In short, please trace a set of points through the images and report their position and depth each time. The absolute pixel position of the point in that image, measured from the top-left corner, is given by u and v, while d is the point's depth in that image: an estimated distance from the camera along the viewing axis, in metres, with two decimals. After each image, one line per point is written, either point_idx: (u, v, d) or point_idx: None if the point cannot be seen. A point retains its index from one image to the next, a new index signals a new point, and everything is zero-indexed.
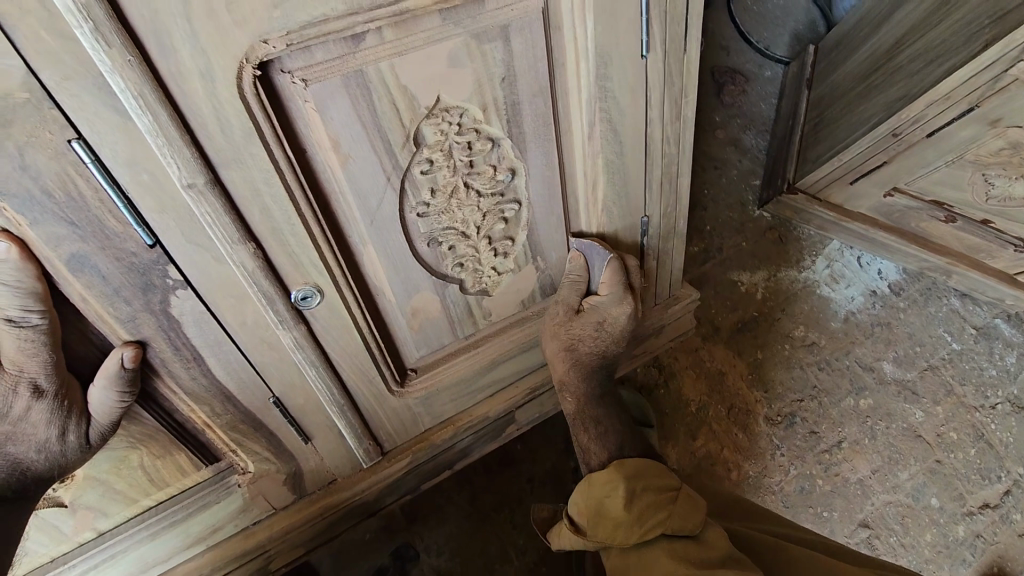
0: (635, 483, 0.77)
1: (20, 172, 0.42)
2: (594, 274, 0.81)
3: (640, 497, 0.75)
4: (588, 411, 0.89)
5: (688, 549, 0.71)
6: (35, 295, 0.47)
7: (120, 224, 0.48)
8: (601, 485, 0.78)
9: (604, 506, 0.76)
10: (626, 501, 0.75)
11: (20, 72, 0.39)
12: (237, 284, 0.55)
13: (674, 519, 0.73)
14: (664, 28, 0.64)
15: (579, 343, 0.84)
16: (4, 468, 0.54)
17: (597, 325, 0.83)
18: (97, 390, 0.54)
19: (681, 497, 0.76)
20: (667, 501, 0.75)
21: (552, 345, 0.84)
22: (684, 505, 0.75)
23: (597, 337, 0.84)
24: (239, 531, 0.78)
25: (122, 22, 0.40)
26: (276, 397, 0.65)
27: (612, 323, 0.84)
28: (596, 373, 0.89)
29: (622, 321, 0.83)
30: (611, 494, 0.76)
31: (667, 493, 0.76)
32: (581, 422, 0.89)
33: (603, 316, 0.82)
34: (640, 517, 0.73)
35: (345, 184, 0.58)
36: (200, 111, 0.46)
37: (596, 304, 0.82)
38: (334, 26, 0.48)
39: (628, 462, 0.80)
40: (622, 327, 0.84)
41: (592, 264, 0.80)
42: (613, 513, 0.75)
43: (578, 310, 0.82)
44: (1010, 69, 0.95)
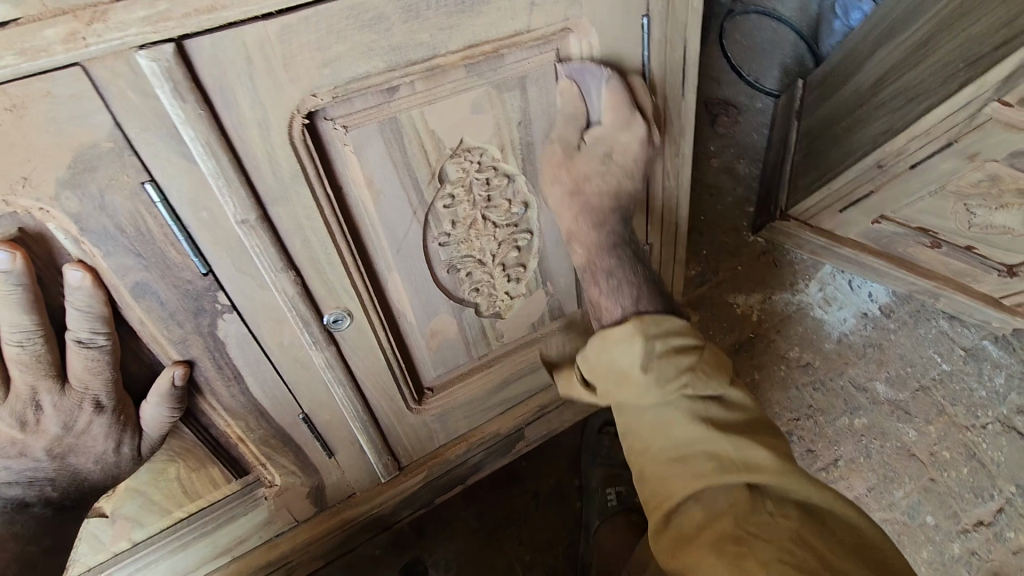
0: (657, 336, 0.64)
1: (99, 211, 0.48)
2: (594, 107, 0.69)
3: (660, 352, 0.63)
4: (597, 259, 0.74)
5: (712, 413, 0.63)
6: (102, 318, 0.52)
7: (180, 256, 0.53)
8: (617, 339, 0.65)
9: (619, 371, 0.65)
10: (648, 362, 0.63)
11: (107, 126, 0.45)
12: (277, 309, 0.61)
13: (696, 383, 0.64)
14: (664, 76, 0.70)
15: (587, 183, 0.71)
16: (63, 478, 0.59)
17: (604, 158, 0.71)
18: (150, 406, 0.59)
19: (706, 354, 0.66)
20: (692, 370, 0.64)
21: (555, 194, 0.71)
22: (709, 367, 0.65)
23: (605, 173, 0.72)
24: (263, 543, 0.81)
25: (196, 82, 0.46)
26: (305, 414, 0.70)
27: (619, 152, 0.71)
28: (610, 216, 0.74)
29: (636, 148, 0.71)
30: (629, 353, 0.64)
31: (691, 351, 0.65)
32: (591, 273, 0.75)
33: (610, 148, 0.70)
34: (660, 376, 0.62)
35: (375, 217, 0.64)
36: (255, 156, 0.52)
37: (599, 136, 0.69)
38: (373, 81, 0.54)
39: (649, 315, 0.66)
40: (634, 158, 0.72)
41: (589, 95, 0.68)
42: (630, 375, 0.64)
43: (580, 146, 0.70)
44: (984, 109, 1.02)
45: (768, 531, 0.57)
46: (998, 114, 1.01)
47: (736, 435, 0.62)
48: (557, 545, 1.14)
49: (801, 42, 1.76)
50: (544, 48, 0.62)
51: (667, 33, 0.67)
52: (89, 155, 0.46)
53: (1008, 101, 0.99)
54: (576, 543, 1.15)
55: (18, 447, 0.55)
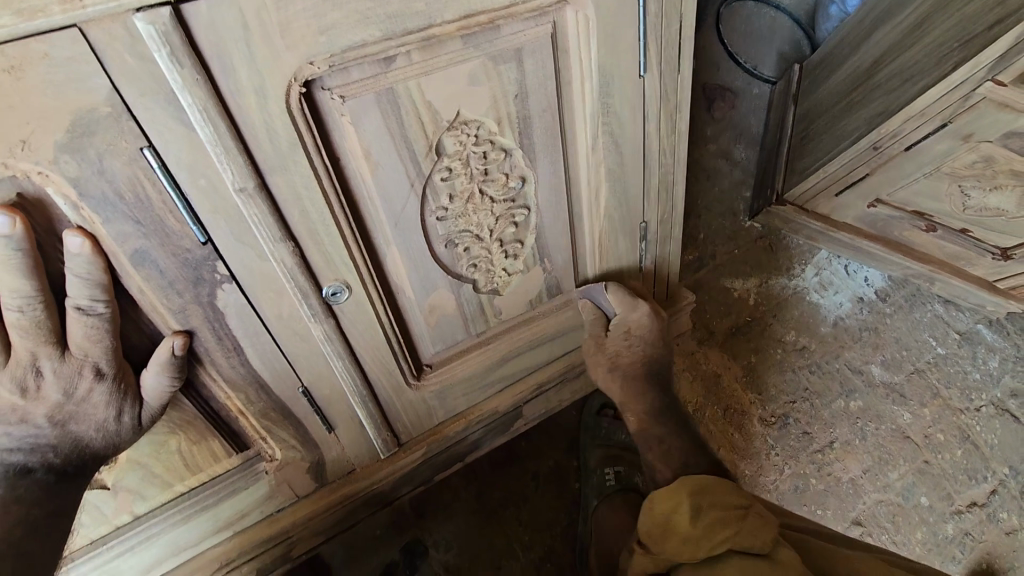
0: (701, 497, 0.77)
1: (98, 176, 0.48)
2: (603, 305, 0.92)
3: (706, 512, 0.75)
4: (649, 425, 0.94)
5: (761, 566, 0.69)
6: (101, 286, 0.53)
7: (178, 223, 0.53)
8: (667, 504, 0.78)
9: (671, 522, 0.76)
10: (693, 513, 0.75)
11: (105, 89, 0.45)
12: (275, 279, 0.61)
13: (742, 536, 0.72)
14: (660, 51, 0.71)
15: (621, 356, 0.95)
16: (64, 446, 0.59)
17: (626, 333, 0.93)
18: (151, 374, 0.59)
19: (751, 518, 0.74)
20: (734, 517, 0.74)
21: (601, 375, 0.97)
22: (755, 523, 0.74)
23: (631, 344, 0.94)
24: (263, 518, 0.82)
25: (193, 47, 0.47)
26: (304, 387, 0.70)
27: (637, 326, 0.93)
28: (648, 385, 0.96)
29: (646, 320, 0.92)
30: (678, 509, 0.77)
31: (735, 512, 0.75)
32: (645, 441, 0.94)
33: (628, 324, 0.92)
34: (707, 531, 0.73)
35: (373, 190, 0.64)
36: (253, 123, 0.52)
37: (618, 321, 0.92)
38: (370, 49, 0.54)
39: (696, 478, 0.81)
40: (648, 326, 0.93)
41: (600, 299, 0.91)
42: (679, 528, 0.75)
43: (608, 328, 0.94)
44: (978, 88, 1.03)
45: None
46: (992, 94, 1.01)
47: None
48: (555, 525, 1.16)
49: (798, 29, 1.75)
50: (540, 20, 0.63)
51: (663, 6, 0.67)
52: (87, 118, 0.46)
53: (1002, 81, 1.00)
54: (574, 523, 1.16)
55: (18, 413, 0.55)
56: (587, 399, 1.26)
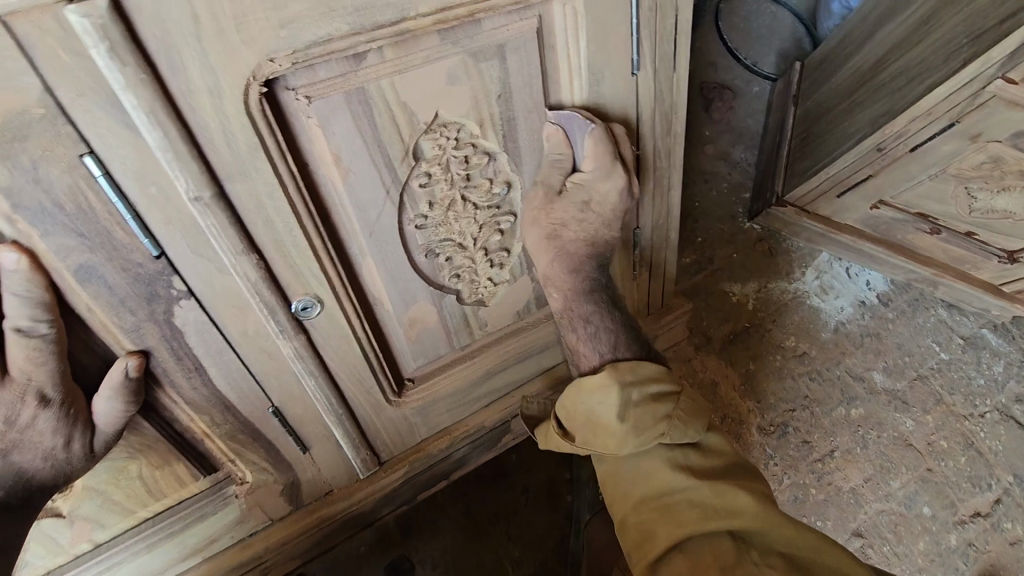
0: (632, 386, 0.71)
1: (34, 186, 0.44)
2: (577, 150, 0.69)
3: (637, 406, 0.71)
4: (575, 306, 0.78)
5: (688, 458, 0.71)
6: (44, 304, 0.48)
7: (128, 236, 0.49)
8: (590, 392, 0.72)
9: (597, 418, 0.71)
10: (620, 407, 0.70)
11: (37, 89, 0.41)
12: (239, 295, 0.57)
13: (672, 429, 0.71)
14: (654, 47, 0.66)
15: (564, 231, 0.72)
16: (8, 477, 0.54)
17: (584, 206, 0.71)
18: (103, 398, 0.55)
19: (681, 403, 0.73)
20: (665, 410, 0.71)
21: (534, 237, 0.72)
22: (684, 410, 0.72)
23: (585, 221, 0.72)
24: (235, 542, 0.78)
25: (136, 43, 0.42)
26: (275, 407, 0.66)
27: (600, 202, 0.72)
28: (586, 264, 0.77)
29: (614, 198, 0.72)
30: (608, 400, 0.71)
31: (667, 399, 0.73)
32: (569, 318, 0.79)
33: (591, 196, 0.71)
34: (637, 427, 0.70)
35: (345, 197, 0.60)
36: (208, 126, 0.48)
37: (584, 183, 0.70)
38: (337, 46, 0.50)
39: (623, 363, 0.74)
40: (612, 207, 0.73)
41: (573, 141, 0.69)
42: (606, 423, 0.71)
43: (563, 190, 0.70)
44: (988, 86, 0.98)
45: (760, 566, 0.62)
46: (1002, 92, 0.97)
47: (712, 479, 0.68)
48: (546, 541, 1.11)
49: (798, 25, 1.69)
50: (525, 14, 0.58)
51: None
52: (18, 122, 0.42)
53: (1013, 78, 0.95)
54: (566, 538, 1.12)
55: None
56: None
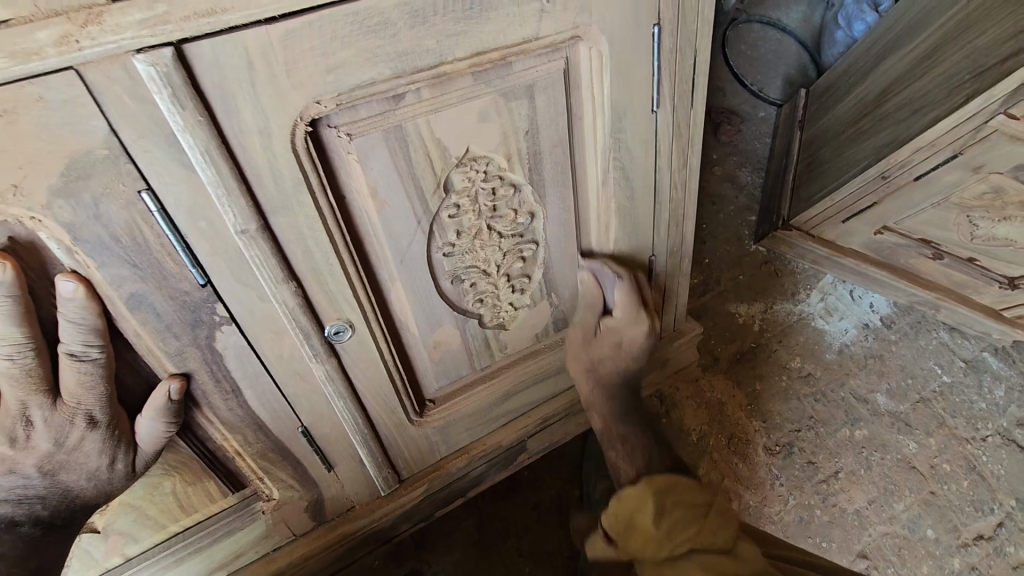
0: (665, 496, 0.76)
1: (93, 220, 0.46)
2: (607, 296, 0.83)
3: (669, 512, 0.73)
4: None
5: (720, 562, 0.66)
6: (96, 331, 0.51)
7: (177, 266, 0.51)
8: (631, 495, 0.77)
9: (634, 521, 0.74)
10: (655, 514, 0.73)
11: (102, 131, 0.43)
12: (277, 321, 0.59)
13: (703, 535, 0.70)
14: (673, 86, 0.69)
15: (601, 364, 0.88)
16: (53, 496, 0.56)
17: (616, 345, 0.87)
18: (145, 421, 0.57)
19: (712, 513, 0.73)
20: (695, 515, 0.72)
21: (575, 371, 0.88)
22: (715, 519, 0.72)
23: (615, 356, 0.88)
24: (259, 558, 0.79)
25: (196, 88, 0.45)
26: (304, 427, 0.68)
27: (629, 342, 0.87)
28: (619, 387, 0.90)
29: (640, 339, 0.87)
30: (642, 508, 0.75)
31: (698, 505, 0.74)
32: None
33: (620, 338, 0.86)
34: (668, 530, 0.71)
35: (379, 227, 0.62)
36: (256, 163, 0.50)
37: (612, 326, 0.84)
38: (379, 88, 0.53)
39: (658, 475, 0.80)
40: (639, 345, 0.88)
41: (587, 65, 0.63)
42: (642, 526, 0.73)
43: (596, 333, 0.86)
44: (991, 121, 1.01)
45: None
46: (1004, 127, 1.00)
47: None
48: (557, 557, 1.13)
49: (804, 53, 1.76)
50: (553, 56, 0.61)
51: (677, 42, 0.66)
52: (83, 162, 0.44)
53: (1015, 114, 0.99)
54: (576, 555, 1.13)
55: (7, 463, 0.53)
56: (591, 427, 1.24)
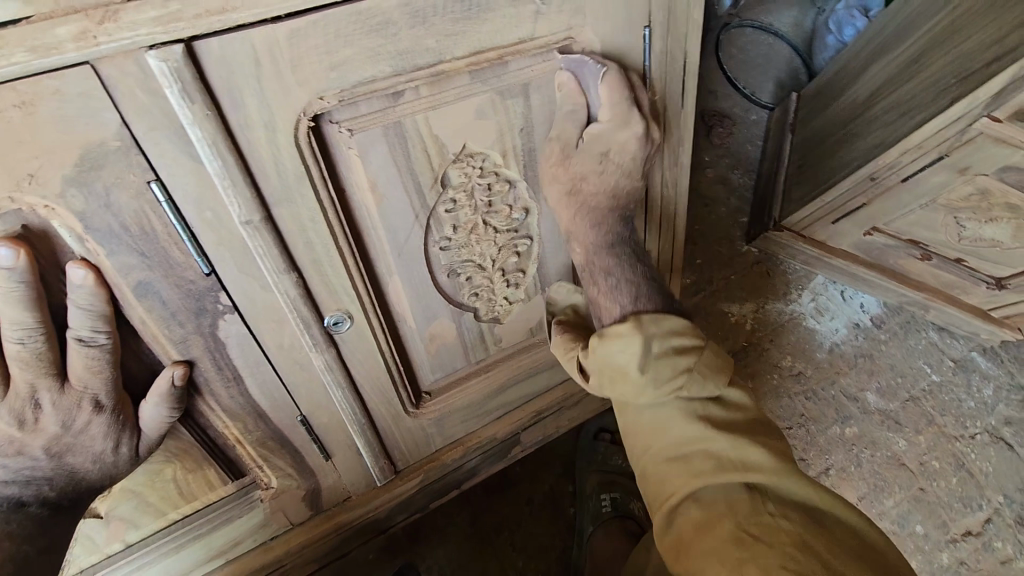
0: (656, 335, 0.66)
1: (104, 209, 0.48)
2: None
3: (662, 357, 0.65)
4: (603, 302, 0.75)
5: (712, 416, 0.66)
6: (103, 317, 0.52)
7: (183, 255, 0.53)
8: (616, 338, 0.66)
9: (619, 368, 0.66)
10: (642, 358, 0.64)
11: (115, 124, 0.45)
12: (278, 311, 0.61)
13: (694, 381, 0.66)
14: (664, 86, 0.72)
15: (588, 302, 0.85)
16: (61, 477, 0.58)
17: None
18: (149, 406, 0.59)
19: (706, 354, 0.68)
20: (690, 357, 0.67)
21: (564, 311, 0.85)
22: (709, 362, 0.68)
23: None
24: (257, 546, 0.80)
25: (204, 83, 0.47)
26: (303, 416, 0.70)
27: None
28: None
29: None
30: (631, 353, 0.65)
31: (691, 352, 0.67)
32: (590, 271, 0.76)
33: None
34: (658, 375, 0.65)
35: (378, 220, 0.64)
36: (261, 156, 0.52)
37: None
38: (379, 85, 0.55)
39: (648, 316, 0.68)
40: None
41: (586, 88, 0.66)
42: (627, 372, 0.66)
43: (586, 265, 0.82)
44: (975, 124, 1.04)
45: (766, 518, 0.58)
46: (989, 130, 1.02)
47: (737, 437, 0.64)
48: (551, 551, 1.15)
49: (796, 57, 1.79)
50: (548, 56, 0.63)
51: (668, 44, 0.68)
52: (95, 153, 0.46)
53: (998, 117, 1.01)
54: (571, 548, 1.15)
55: (15, 445, 0.54)
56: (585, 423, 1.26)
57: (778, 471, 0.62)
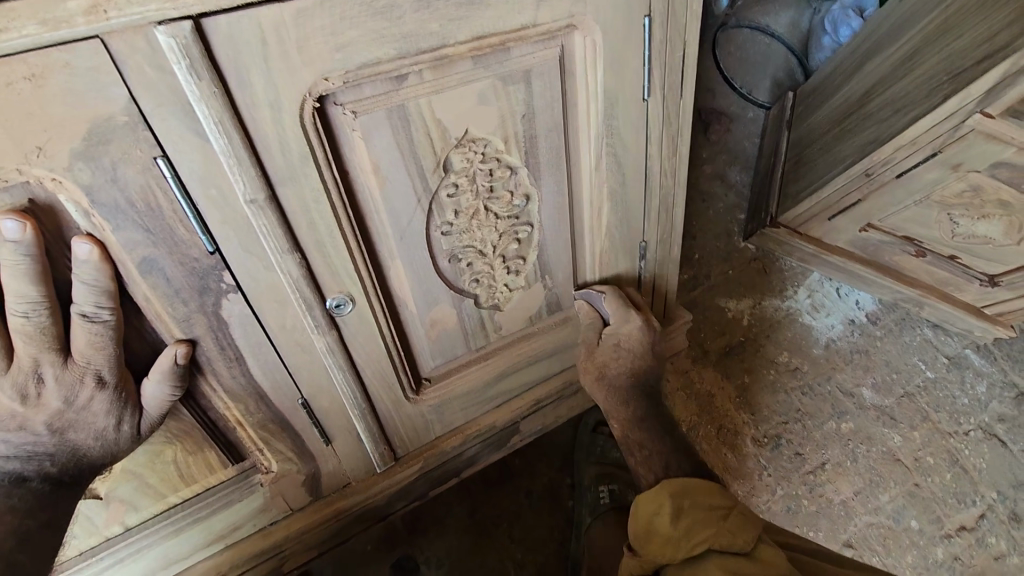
0: (684, 497, 0.78)
1: (110, 183, 0.48)
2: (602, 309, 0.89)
3: (687, 514, 0.76)
4: None
5: (745, 566, 0.72)
6: (108, 293, 0.53)
7: (188, 232, 0.53)
8: (648, 500, 0.79)
9: (652, 523, 0.77)
10: (673, 515, 0.76)
11: (123, 99, 0.46)
12: (281, 291, 0.61)
13: (724, 536, 0.74)
14: (664, 75, 0.73)
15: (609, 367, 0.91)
16: (62, 454, 0.58)
17: (617, 346, 0.90)
18: (152, 384, 0.59)
19: (733, 516, 0.76)
20: (715, 518, 0.76)
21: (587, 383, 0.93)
22: (738, 522, 0.75)
23: (621, 359, 0.91)
24: (256, 531, 0.81)
25: (211, 60, 0.47)
26: (304, 398, 0.70)
27: (627, 340, 0.90)
28: (632, 391, 0.92)
29: (638, 332, 0.88)
30: (659, 510, 0.77)
31: (718, 509, 0.77)
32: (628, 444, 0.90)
33: (619, 338, 0.89)
34: (686, 533, 0.75)
35: (381, 204, 0.65)
36: (266, 136, 0.53)
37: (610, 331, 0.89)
38: (384, 67, 0.55)
39: (677, 478, 0.81)
40: (640, 341, 0.90)
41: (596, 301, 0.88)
42: (663, 531, 0.76)
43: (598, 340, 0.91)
44: (967, 121, 1.05)
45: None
46: (980, 126, 1.04)
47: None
48: (549, 543, 1.15)
49: (792, 58, 1.80)
50: (550, 42, 0.64)
51: (667, 34, 0.69)
52: (103, 127, 0.46)
53: (990, 113, 1.02)
54: (568, 541, 1.15)
55: (18, 420, 0.54)
56: (583, 416, 1.27)
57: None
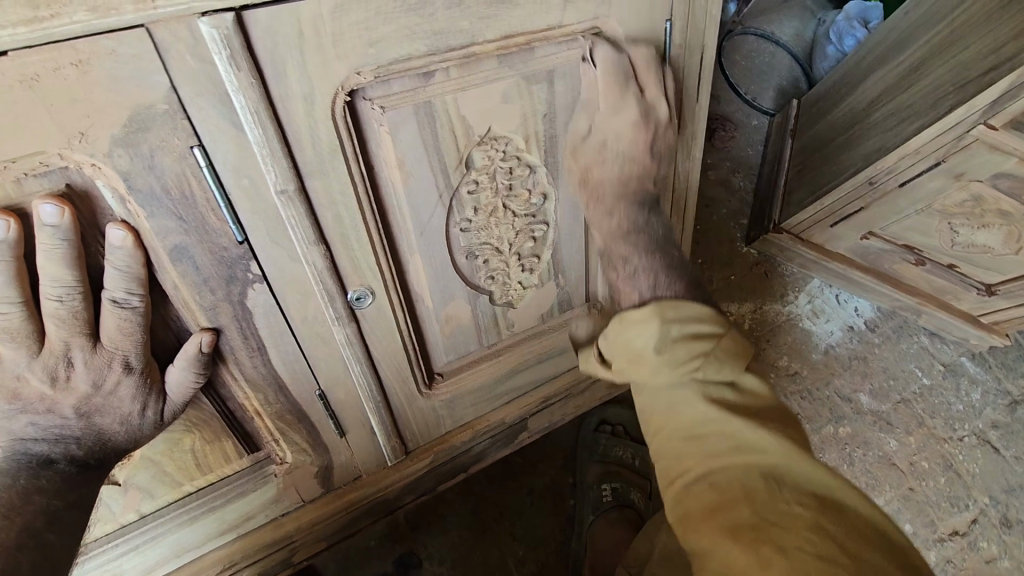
0: (673, 319, 0.63)
1: (148, 171, 0.49)
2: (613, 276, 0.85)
3: (674, 337, 0.62)
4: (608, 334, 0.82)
5: (728, 397, 0.62)
6: (138, 279, 0.53)
7: (219, 222, 0.54)
8: (632, 320, 0.65)
9: (633, 349, 0.64)
10: (659, 337, 0.62)
11: (164, 87, 0.47)
12: (305, 282, 0.62)
13: (710, 363, 0.62)
14: (681, 80, 0.74)
15: None
16: (88, 438, 0.59)
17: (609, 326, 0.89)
18: (177, 369, 0.60)
19: (725, 343, 0.64)
20: (708, 351, 0.62)
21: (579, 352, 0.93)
22: (723, 349, 0.63)
23: None
24: (269, 521, 0.82)
25: (250, 51, 0.48)
26: (321, 390, 0.71)
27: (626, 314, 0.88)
28: None
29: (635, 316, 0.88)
30: (642, 334, 0.63)
31: (708, 338, 0.63)
32: (610, 258, 0.77)
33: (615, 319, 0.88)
34: (670, 358, 0.62)
35: (403, 199, 0.66)
36: (298, 129, 0.54)
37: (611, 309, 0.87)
38: (414, 64, 0.56)
39: (667, 299, 0.65)
40: None
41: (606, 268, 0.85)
42: (642, 354, 0.63)
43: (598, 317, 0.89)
44: (972, 131, 1.07)
45: (785, 520, 0.51)
46: (984, 137, 1.06)
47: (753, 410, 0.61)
48: (550, 541, 1.16)
49: (796, 65, 1.84)
50: (573, 44, 0.66)
51: (686, 38, 0.71)
52: (144, 115, 0.47)
53: (994, 125, 1.04)
54: (568, 539, 1.16)
55: (47, 403, 0.55)
56: (585, 416, 1.28)
57: (790, 458, 0.56)
